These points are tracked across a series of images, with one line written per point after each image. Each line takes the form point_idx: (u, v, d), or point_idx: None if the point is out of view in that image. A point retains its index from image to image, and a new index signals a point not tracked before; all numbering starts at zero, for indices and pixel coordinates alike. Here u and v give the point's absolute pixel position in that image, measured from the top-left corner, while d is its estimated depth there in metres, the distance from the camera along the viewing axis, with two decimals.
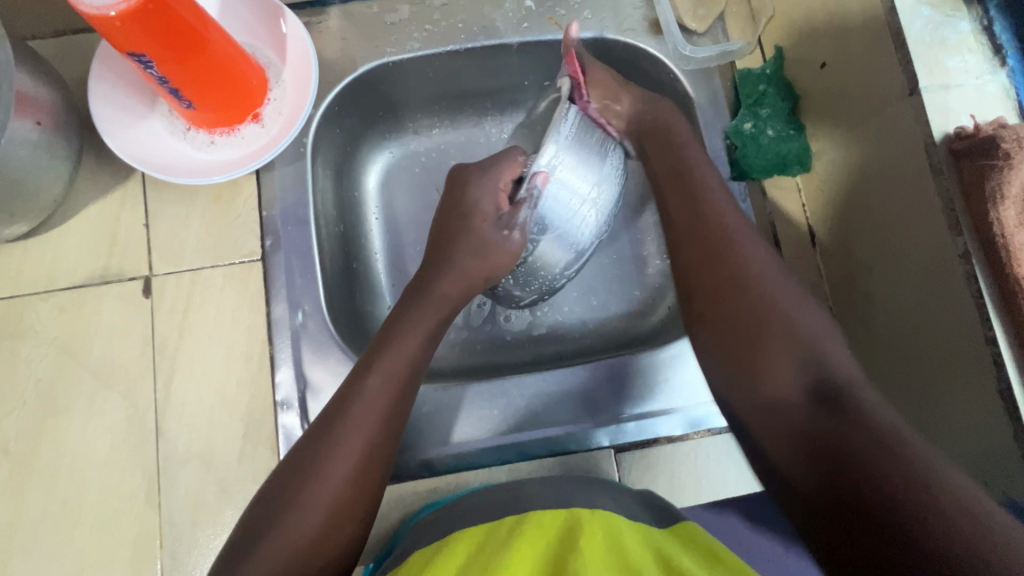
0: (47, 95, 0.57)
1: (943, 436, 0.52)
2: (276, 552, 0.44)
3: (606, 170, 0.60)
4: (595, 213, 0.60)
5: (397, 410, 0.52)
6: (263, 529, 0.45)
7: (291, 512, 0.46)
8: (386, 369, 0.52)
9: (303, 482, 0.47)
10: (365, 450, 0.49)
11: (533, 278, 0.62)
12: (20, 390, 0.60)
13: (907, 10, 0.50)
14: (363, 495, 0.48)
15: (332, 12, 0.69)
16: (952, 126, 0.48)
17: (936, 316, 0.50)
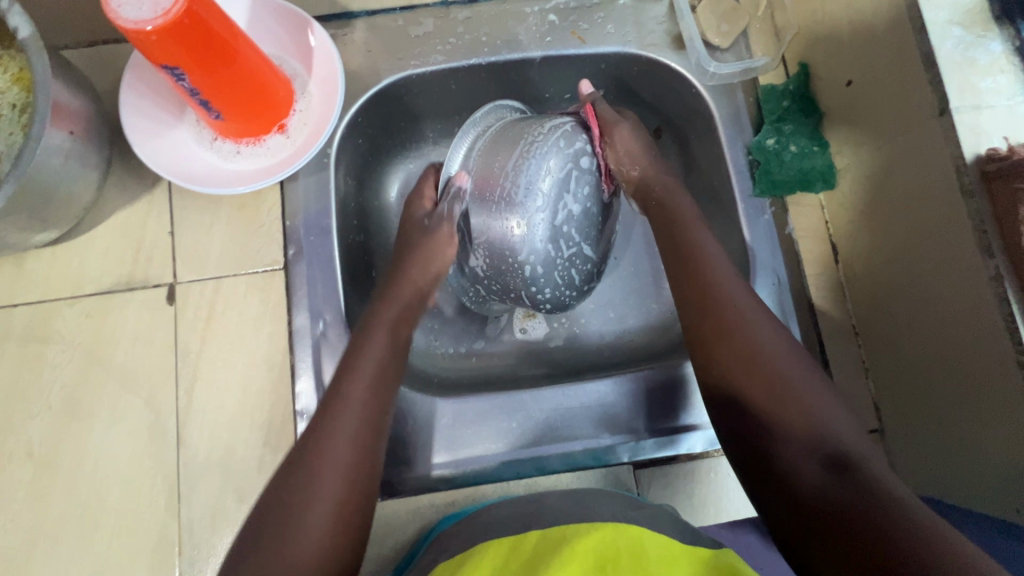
0: (80, 104, 0.58)
1: (971, 461, 0.51)
2: (271, 557, 0.44)
3: (537, 151, 0.57)
4: (542, 191, 0.57)
5: (372, 426, 0.52)
6: (258, 538, 0.45)
7: (279, 551, 0.44)
8: (361, 393, 0.53)
9: (291, 517, 0.46)
10: (350, 476, 0.49)
11: (501, 275, 0.60)
12: (45, 394, 0.60)
13: (938, 30, 0.49)
14: (349, 520, 0.48)
15: (358, 25, 0.70)
16: (983, 148, 0.47)
17: (970, 339, 0.49)
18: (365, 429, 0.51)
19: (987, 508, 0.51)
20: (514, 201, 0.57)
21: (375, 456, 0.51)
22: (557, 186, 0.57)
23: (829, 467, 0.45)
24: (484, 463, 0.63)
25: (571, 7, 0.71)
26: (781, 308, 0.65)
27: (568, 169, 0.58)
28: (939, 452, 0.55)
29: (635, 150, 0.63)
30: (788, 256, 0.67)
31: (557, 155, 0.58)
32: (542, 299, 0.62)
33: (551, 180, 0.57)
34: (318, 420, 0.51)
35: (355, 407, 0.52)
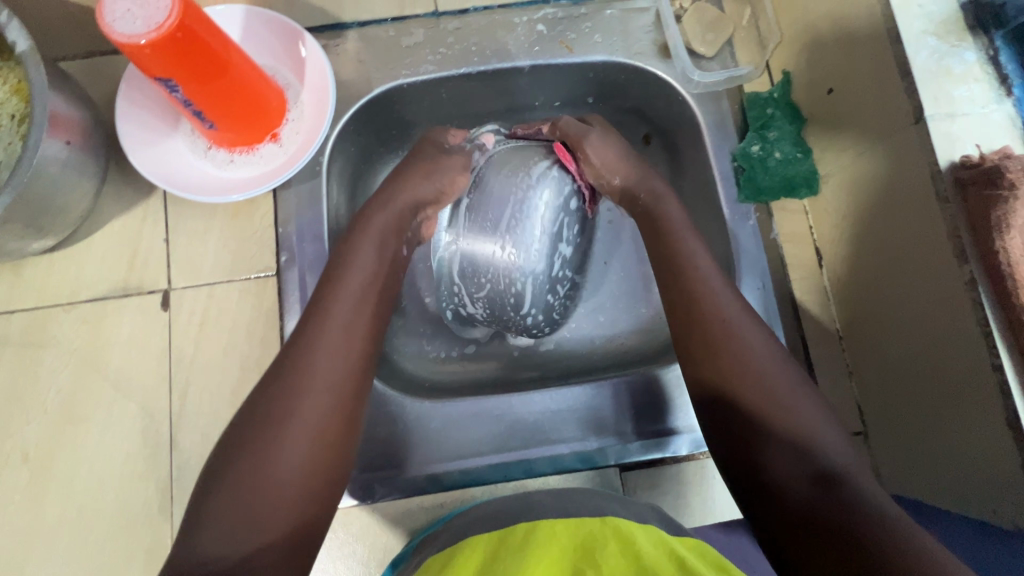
0: (78, 115, 0.59)
1: (951, 463, 0.52)
2: (252, 474, 0.43)
3: (529, 207, 0.62)
4: (537, 234, 0.62)
5: (356, 347, 0.51)
6: (237, 455, 0.44)
7: (253, 475, 0.43)
8: (344, 314, 0.51)
9: (269, 432, 0.45)
10: (330, 407, 0.47)
11: (502, 321, 0.67)
12: (41, 399, 0.61)
13: (912, 40, 0.51)
14: (334, 445, 0.47)
15: (350, 35, 0.71)
16: (957, 154, 0.48)
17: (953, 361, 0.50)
18: (346, 358, 0.49)
19: (967, 510, 0.51)
20: (513, 260, 0.62)
21: (356, 388, 0.49)
22: (550, 223, 0.63)
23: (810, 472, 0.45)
24: (474, 466, 0.63)
25: (559, 17, 0.72)
26: (767, 312, 0.66)
27: (560, 208, 0.63)
28: (921, 455, 0.56)
29: (613, 159, 0.63)
30: (773, 261, 0.68)
31: (548, 207, 0.62)
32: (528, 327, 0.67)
33: (544, 223, 0.62)
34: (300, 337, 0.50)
35: (333, 336, 0.50)
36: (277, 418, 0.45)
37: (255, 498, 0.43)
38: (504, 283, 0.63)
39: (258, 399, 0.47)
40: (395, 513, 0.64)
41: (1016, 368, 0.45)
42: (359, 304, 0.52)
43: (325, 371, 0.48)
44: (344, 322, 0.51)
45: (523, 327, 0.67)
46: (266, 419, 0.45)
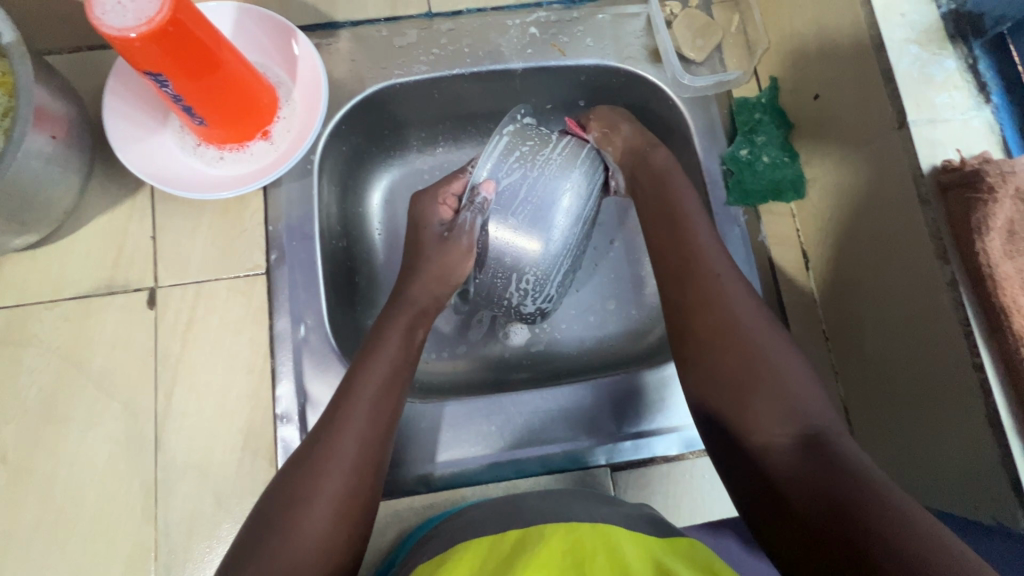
0: (64, 109, 0.58)
1: (933, 460, 0.53)
2: (280, 551, 0.45)
3: (549, 174, 0.60)
4: (558, 213, 0.59)
5: (381, 430, 0.53)
6: (264, 532, 0.46)
7: (279, 551, 0.45)
8: (369, 392, 0.54)
9: (291, 510, 0.47)
10: (351, 485, 0.49)
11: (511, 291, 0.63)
12: (21, 398, 0.60)
13: (895, 49, 0.52)
14: (353, 522, 0.48)
15: (342, 35, 0.71)
16: (939, 159, 0.50)
17: (930, 367, 0.52)
18: (368, 440, 0.51)
19: (949, 507, 0.52)
20: (544, 210, 0.59)
21: (383, 445, 0.52)
22: (580, 206, 0.61)
23: (808, 447, 0.47)
24: (464, 465, 0.63)
25: (552, 20, 0.73)
26: None
27: (590, 194, 0.62)
28: (903, 451, 0.57)
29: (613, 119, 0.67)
30: (761, 263, 0.69)
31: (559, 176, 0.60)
32: (528, 306, 0.64)
33: (565, 202, 0.59)
34: (328, 417, 0.52)
35: (355, 417, 0.52)
36: (312, 484, 0.48)
37: (298, 547, 0.45)
38: (523, 267, 0.60)
39: (304, 452, 0.50)
40: (383, 517, 0.61)
41: (995, 365, 0.46)
42: (391, 365, 0.56)
43: (348, 449, 0.50)
44: (370, 398, 0.53)
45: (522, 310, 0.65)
46: (292, 499, 0.47)
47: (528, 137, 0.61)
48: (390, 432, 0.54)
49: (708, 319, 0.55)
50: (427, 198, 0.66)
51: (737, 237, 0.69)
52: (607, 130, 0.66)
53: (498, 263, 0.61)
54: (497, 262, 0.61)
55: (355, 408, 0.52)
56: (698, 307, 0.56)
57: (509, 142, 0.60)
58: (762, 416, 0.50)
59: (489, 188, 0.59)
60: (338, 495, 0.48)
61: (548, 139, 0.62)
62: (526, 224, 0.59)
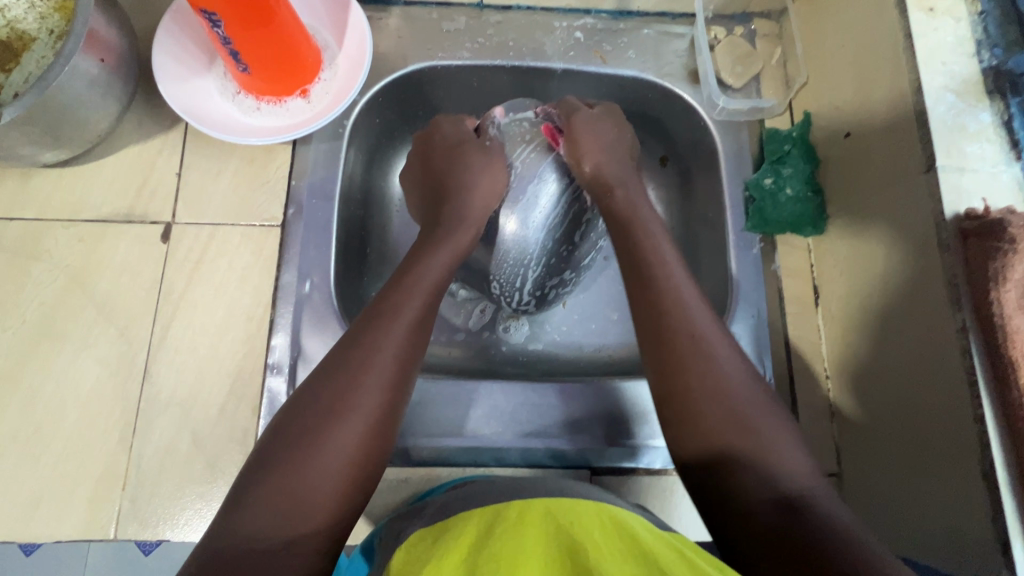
0: (116, 37, 0.60)
1: (923, 510, 0.52)
2: (301, 469, 0.41)
3: (512, 180, 0.62)
4: (533, 211, 0.62)
5: (417, 339, 0.49)
6: (286, 443, 0.43)
7: (301, 470, 0.41)
8: (415, 306, 0.50)
9: (321, 425, 0.43)
10: (379, 417, 0.45)
11: (502, 285, 0.68)
12: (22, 308, 0.60)
13: (932, 95, 0.52)
14: (379, 442, 0.46)
15: (393, 12, 0.73)
16: (962, 206, 0.50)
17: (935, 420, 0.50)
18: (407, 354, 0.48)
19: (929, 560, 0.51)
20: (516, 212, 0.62)
21: (412, 363, 0.49)
22: (555, 201, 0.63)
23: (781, 504, 0.42)
24: (445, 446, 0.62)
25: (598, 29, 0.75)
26: (755, 341, 0.67)
27: (569, 190, 0.63)
28: (893, 498, 0.56)
29: (588, 127, 0.62)
30: (771, 293, 0.69)
31: (527, 177, 0.62)
32: (511, 303, 0.70)
33: (538, 204, 0.62)
34: (365, 323, 0.49)
35: (393, 341, 0.48)
36: (348, 392, 0.45)
37: (324, 468, 0.42)
38: (504, 261, 0.65)
39: (339, 357, 0.47)
40: None
41: (996, 418, 0.45)
42: (440, 279, 0.53)
43: (384, 371, 0.46)
44: (411, 321, 0.49)
45: (517, 303, 0.70)
46: (318, 421, 0.44)
47: (499, 138, 0.63)
48: (417, 367, 0.50)
49: (686, 386, 0.48)
50: (451, 121, 0.65)
51: (749, 264, 0.69)
52: (570, 156, 0.61)
53: (485, 258, 0.66)
54: (487, 257, 0.66)
55: (393, 317, 0.49)
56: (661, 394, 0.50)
57: (494, 147, 0.62)
58: (740, 455, 0.45)
59: (499, 113, 0.65)
60: (367, 424, 0.45)
61: (517, 142, 0.63)
62: (500, 214, 0.62)
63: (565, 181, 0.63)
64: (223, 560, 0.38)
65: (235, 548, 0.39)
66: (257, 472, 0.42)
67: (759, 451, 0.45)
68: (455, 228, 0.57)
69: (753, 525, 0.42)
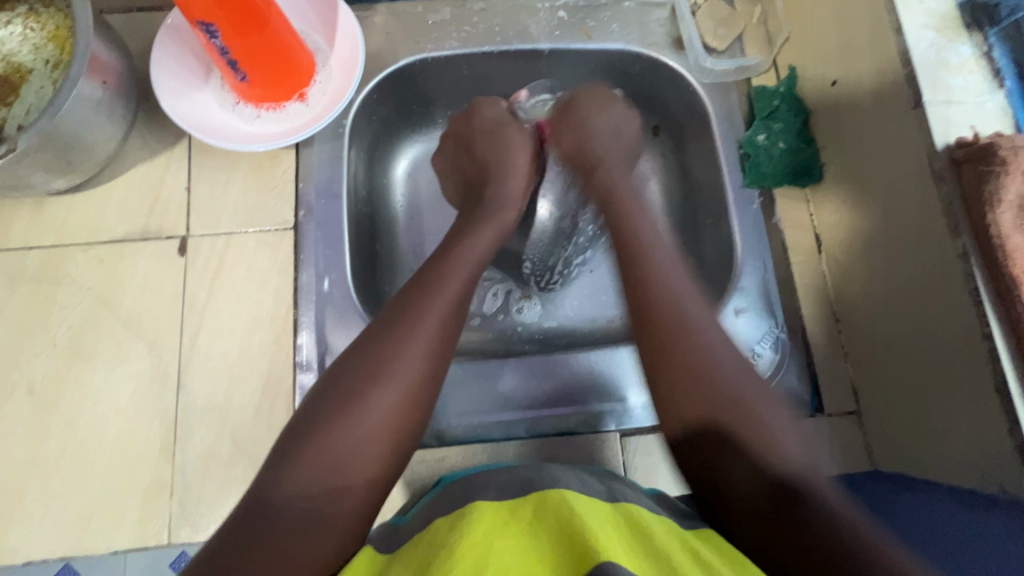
0: (115, 59, 0.61)
1: (942, 432, 0.54)
2: (346, 431, 0.44)
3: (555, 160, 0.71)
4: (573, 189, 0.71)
5: (456, 315, 0.52)
6: (330, 406, 0.45)
7: (345, 432, 0.44)
8: (454, 283, 0.52)
9: (364, 390, 0.45)
10: (420, 384, 0.47)
11: (541, 261, 0.75)
12: (51, 334, 0.62)
13: (912, 33, 0.54)
14: (418, 410, 0.47)
15: (379, 9, 0.75)
16: (953, 137, 0.51)
17: (946, 344, 0.52)
18: (446, 326, 0.50)
19: (958, 478, 0.53)
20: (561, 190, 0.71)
21: (453, 338, 0.51)
22: None
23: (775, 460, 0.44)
24: (476, 423, 0.64)
25: (580, 5, 0.76)
26: (765, 293, 0.69)
27: None
28: (912, 425, 0.58)
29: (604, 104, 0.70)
30: (774, 245, 0.71)
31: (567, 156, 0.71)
32: (545, 281, 0.77)
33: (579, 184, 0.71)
34: (406, 297, 0.51)
35: (434, 313, 0.50)
36: (389, 360, 0.47)
37: (367, 430, 0.44)
38: (541, 242, 0.74)
39: (382, 328, 0.49)
40: None
41: (1004, 334, 0.47)
42: (477, 260, 0.56)
43: (425, 340, 0.48)
44: (451, 296, 0.51)
45: (550, 282, 0.77)
46: (362, 385, 0.46)
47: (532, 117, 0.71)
48: (456, 340, 0.52)
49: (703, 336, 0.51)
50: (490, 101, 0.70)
51: (751, 219, 0.71)
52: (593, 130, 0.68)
53: (529, 236, 0.73)
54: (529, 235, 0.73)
55: (434, 292, 0.51)
56: (666, 361, 0.50)
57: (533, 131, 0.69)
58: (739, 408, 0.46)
59: (522, 96, 0.74)
60: (409, 390, 0.47)
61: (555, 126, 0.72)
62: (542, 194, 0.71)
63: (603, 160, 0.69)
64: (265, 516, 0.40)
65: (277, 506, 0.41)
66: (302, 434, 0.44)
67: (761, 426, 0.46)
68: (489, 215, 0.62)
69: (742, 482, 0.44)
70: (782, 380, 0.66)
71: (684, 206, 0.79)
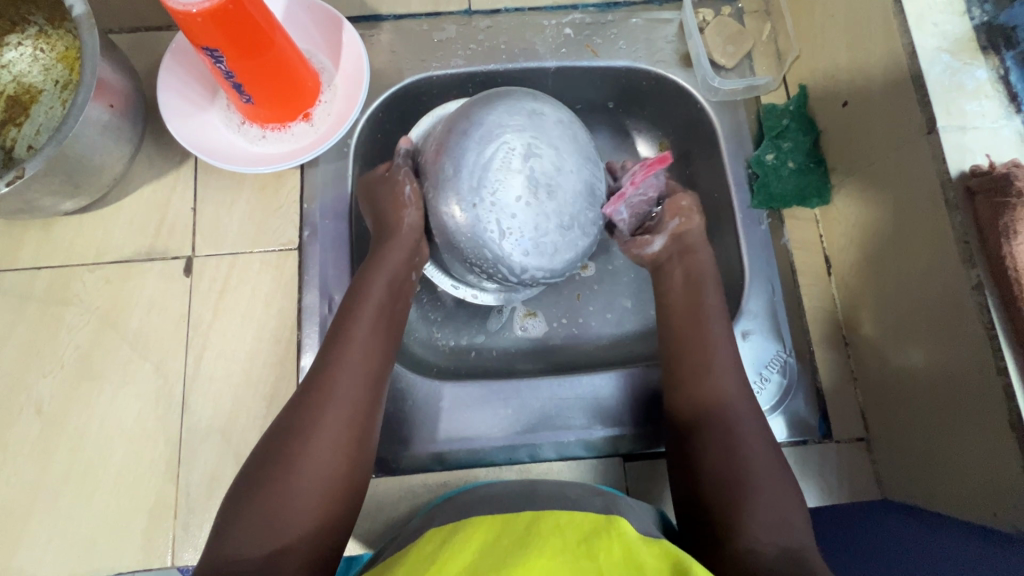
0: (122, 81, 0.62)
1: (953, 466, 0.53)
2: (278, 495, 0.47)
3: (432, 161, 0.59)
4: (462, 176, 0.56)
5: (373, 369, 0.55)
6: (264, 471, 0.48)
7: (279, 493, 0.47)
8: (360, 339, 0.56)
9: (290, 455, 0.49)
10: (344, 440, 0.51)
11: (480, 264, 0.58)
12: (58, 354, 0.62)
13: (927, 56, 0.52)
14: (347, 463, 0.50)
15: (384, 28, 0.75)
16: (967, 165, 0.50)
17: (957, 376, 0.51)
18: (360, 380, 0.54)
19: (967, 515, 0.52)
20: (449, 181, 0.56)
21: (375, 390, 0.55)
22: (479, 157, 0.55)
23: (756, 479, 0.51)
24: (479, 446, 0.64)
25: (587, 22, 0.75)
26: (773, 315, 0.68)
27: (488, 139, 0.55)
28: (922, 456, 0.57)
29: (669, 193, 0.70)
30: (782, 267, 0.70)
31: (443, 148, 0.58)
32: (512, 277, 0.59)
33: (465, 164, 0.56)
34: (318, 363, 0.54)
35: (344, 372, 0.53)
36: (307, 425, 0.50)
37: (300, 489, 0.47)
38: (465, 248, 0.58)
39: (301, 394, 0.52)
40: (396, 491, 0.63)
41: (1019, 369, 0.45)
42: (386, 313, 0.58)
43: (340, 402, 0.52)
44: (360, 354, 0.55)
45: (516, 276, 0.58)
46: (285, 450, 0.49)
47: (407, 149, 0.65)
48: (378, 390, 0.55)
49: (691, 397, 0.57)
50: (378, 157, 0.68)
51: (758, 240, 0.70)
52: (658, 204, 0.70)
53: (452, 249, 0.59)
54: (454, 250, 0.59)
55: (343, 353, 0.54)
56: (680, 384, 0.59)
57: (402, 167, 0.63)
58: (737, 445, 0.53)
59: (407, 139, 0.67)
60: (334, 448, 0.50)
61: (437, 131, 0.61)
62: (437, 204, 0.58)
63: (477, 141, 0.56)
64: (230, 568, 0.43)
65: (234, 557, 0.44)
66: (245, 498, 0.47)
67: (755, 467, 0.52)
68: (383, 261, 0.60)
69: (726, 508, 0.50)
70: (789, 405, 0.66)
71: None
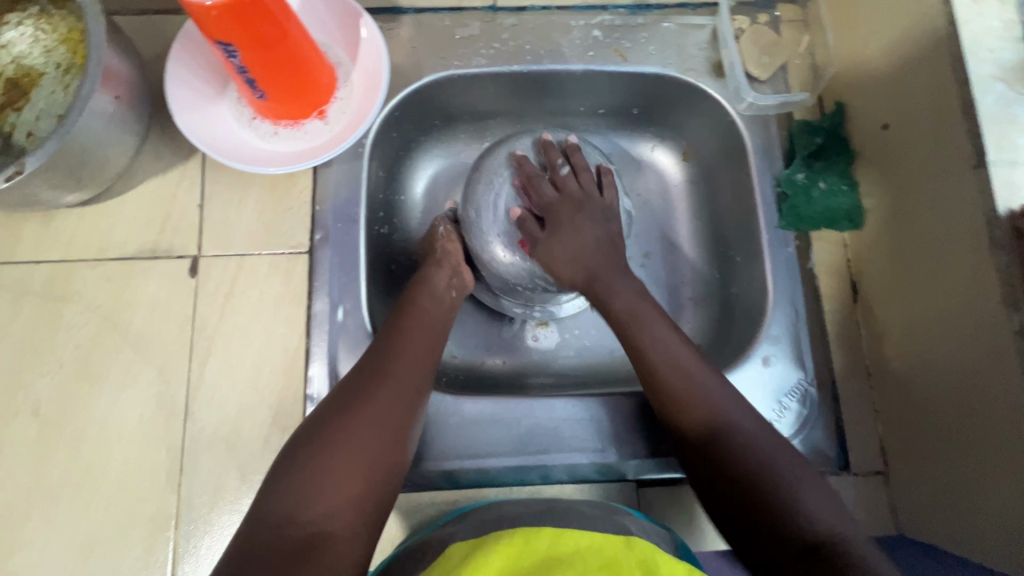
0: (128, 70, 0.58)
1: (976, 509, 0.51)
2: (318, 471, 0.46)
3: (463, 210, 0.66)
4: (488, 213, 0.63)
5: (425, 360, 0.56)
6: (307, 447, 0.48)
7: (317, 471, 0.46)
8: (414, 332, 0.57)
9: (337, 432, 0.48)
10: (393, 425, 0.50)
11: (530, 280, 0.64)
12: (57, 354, 0.60)
13: (980, 84, 0.50)
14: (393, 451, 0.50)
15: (404, 21, 0.71)
16: (1017, 203, 0.48)
17: (987, 416, 0.49)
18: (412, 368, 0.54)
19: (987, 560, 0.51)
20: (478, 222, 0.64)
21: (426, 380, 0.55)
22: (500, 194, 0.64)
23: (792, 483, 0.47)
24: (490, 465, 0.62)
25: (617, 25, 0.72)
26: (796, 341, 0.66)
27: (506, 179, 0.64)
28: (943, 495, 0.55)
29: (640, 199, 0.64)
30: (807, 291, 0.68)
31: (469, 198, 0.65)
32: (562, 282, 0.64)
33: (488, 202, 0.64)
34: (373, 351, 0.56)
35: (399, 359, 0.54)
36: (358, 405, 0.50)
37: (341, 466, 0.47)
38: (512, 275, 0.64)
39: (355, 375, 0.53)
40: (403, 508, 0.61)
41: None
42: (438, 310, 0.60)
43: (391, 386, 0.52)
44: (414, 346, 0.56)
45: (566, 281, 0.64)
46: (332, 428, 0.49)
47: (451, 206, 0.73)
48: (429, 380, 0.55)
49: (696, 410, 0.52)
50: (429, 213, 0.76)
51: (784, 262, 0.68)
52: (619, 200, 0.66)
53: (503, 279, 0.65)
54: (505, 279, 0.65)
55: (399, 342, 0.56)
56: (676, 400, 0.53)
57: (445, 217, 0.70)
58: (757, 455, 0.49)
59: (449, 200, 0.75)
60: (381, 432, 0.49)
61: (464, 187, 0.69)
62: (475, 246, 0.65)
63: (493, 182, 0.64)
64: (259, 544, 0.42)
65: (268, 532, 0.43)
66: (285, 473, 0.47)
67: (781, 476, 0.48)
68: (432, 271, 0.63)
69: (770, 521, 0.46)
70: (807, 435, 0.64)
71: (714, 239, 0.76)
